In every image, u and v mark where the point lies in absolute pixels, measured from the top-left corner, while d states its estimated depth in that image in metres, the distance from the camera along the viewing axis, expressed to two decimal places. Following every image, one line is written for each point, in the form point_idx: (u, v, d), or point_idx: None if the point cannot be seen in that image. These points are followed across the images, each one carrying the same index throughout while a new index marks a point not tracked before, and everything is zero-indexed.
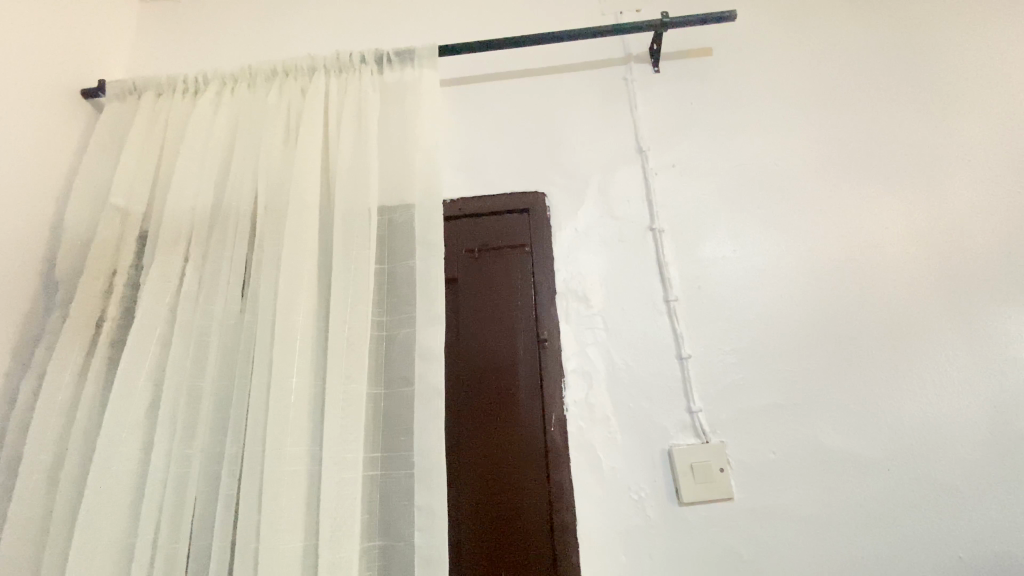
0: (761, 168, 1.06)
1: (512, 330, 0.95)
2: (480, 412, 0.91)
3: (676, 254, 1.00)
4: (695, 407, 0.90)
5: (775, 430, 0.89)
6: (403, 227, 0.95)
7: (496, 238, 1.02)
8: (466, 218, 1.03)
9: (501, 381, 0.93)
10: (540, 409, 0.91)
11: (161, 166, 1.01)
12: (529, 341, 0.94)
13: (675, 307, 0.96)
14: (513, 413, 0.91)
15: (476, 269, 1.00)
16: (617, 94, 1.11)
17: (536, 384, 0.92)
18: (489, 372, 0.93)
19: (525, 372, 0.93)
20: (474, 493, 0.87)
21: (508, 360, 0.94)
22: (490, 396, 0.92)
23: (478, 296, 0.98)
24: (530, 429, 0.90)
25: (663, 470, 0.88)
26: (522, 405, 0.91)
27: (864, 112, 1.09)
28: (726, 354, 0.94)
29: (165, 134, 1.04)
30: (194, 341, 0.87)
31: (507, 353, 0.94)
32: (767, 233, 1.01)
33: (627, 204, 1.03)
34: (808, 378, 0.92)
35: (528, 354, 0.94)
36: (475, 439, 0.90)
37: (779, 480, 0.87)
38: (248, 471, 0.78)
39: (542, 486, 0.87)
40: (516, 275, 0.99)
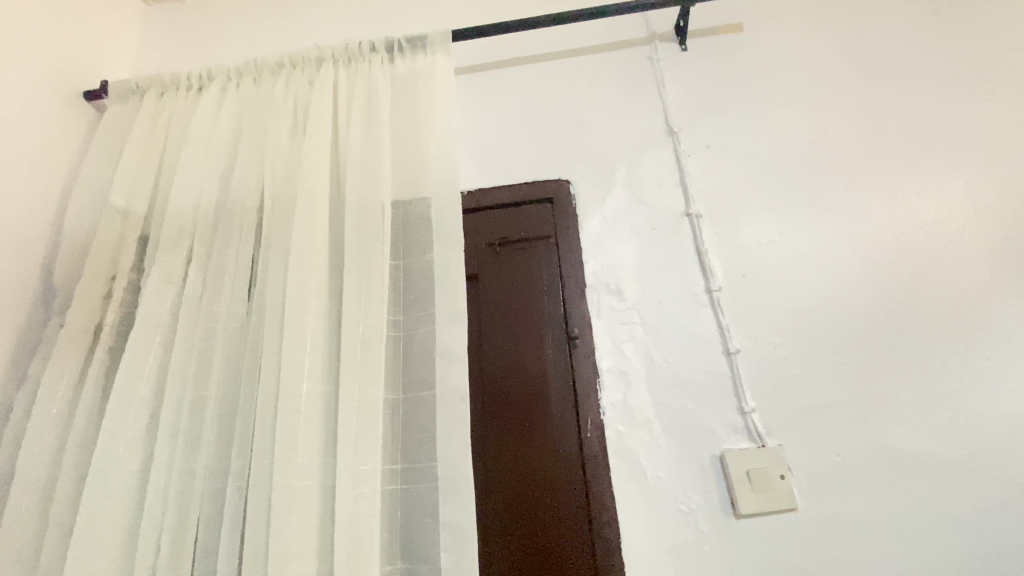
0: (803, 146, 0.98)
1: (539, 328, 0.87)
2: (507, 418, 0.83)
3: (715, 240, 0.91)
4: (747, 408, 0.81)
5: (840, 432, 0.80)
6: (419, 220, 0.88)
7: (518, 230, 0.94)
8: (486, 210, 0.97)
9: (529, 383, 0.84)
10: (572, 413, 0.82)
11: (163, 164, 0.96)
12: (559, 339, 0.86)
13: (718, 298, 0.88)
14: (544, 418, 0.82)
15: (498, 263, 0.92)
16: (642, 75, 1.04)
17: (567, 385, 0.84)
18: (515, 374, 0.85)
19: (554, 373, 0.85)
20: (505, 508, 0.79)
21: (535, 360, 0.86)
22: (517, 400, 0.84)
23: (501, 293, 0.90)
24: (563, 435, 0.81)
25: (715, 479, 0.78)
26: (553, 409, 0.83)
27: (912, 83, 1.01)
28: (778, 348, 0.84)
29: (168, 132, 0.99)
30: (197, 346, 0.80)
31: (534, 353, 0.86)
32: (814, 215, 0.93)
33: (659, 189, 0.95)
34: (872, 372, 0.83)
35: (557, 353, 0.86)
36: (503, 448, 0.82)
37: (847, 487, 0.77)
38: (254, 487, 0.71)
39: (579, 498, 0.78)
40: (542, 268, 0.91)
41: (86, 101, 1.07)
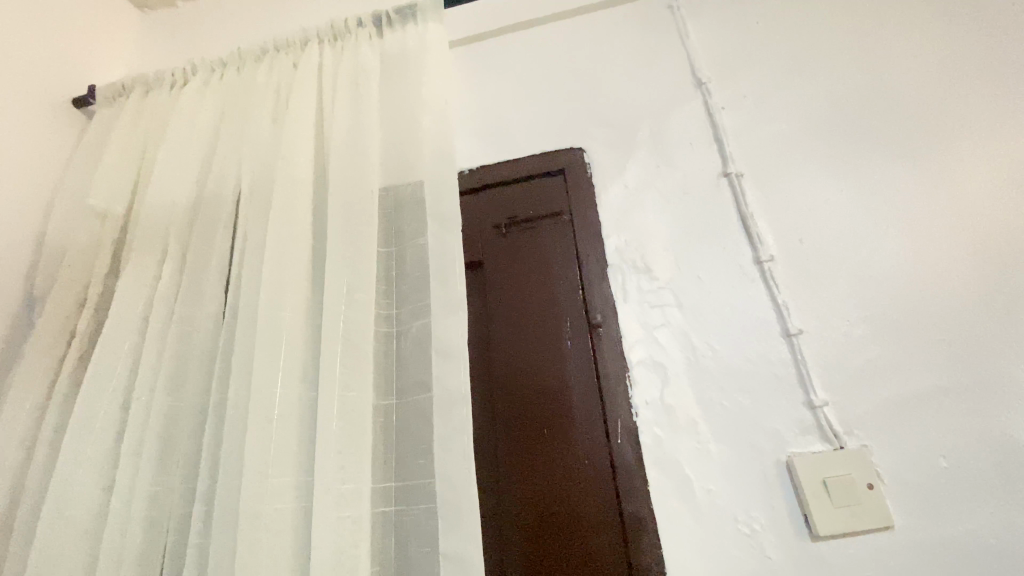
0: (861, 87, 0.82)
1: (552, 318, 0.75)
2: (518, 426, 0.70)
3: (762, 203, 0.77)
4: (818, 401, 0.65)
5: (942, 426, 0.63)
6: (412, 197, 0.79)
7: (521, 207, 0.82)
8: (485, 190, 0.85)
9: (543, 383, 0.71)
10: (594, 414, 0.69)
11: (144, 163, 0.90)
12: (574, 328, 0.73)
13: (771, 270, 0.72)
14: (560, 423, 0.69)
15: (500, 246, 0.80)
16: (661, 26, 0.92)
17: (588, 381, 0.70)
18: (526, 374, 0.72)
19: (571, 368, 0.71)
20: (521, 531, 0.65)
21: (549, 355, 0.73)
22: (530, 403, 0.71)
23: (509, 279, 0.78)
24: (585, 443, 0.68)
25: (783, 491, 0.62)
26: (571, 412, 0.69)
27: (991, 2, 0.84)
28: (852, 326, 0.68)
29: (151, 130, 0.93)
30: (165, 352, 0.71)
31: (547, 347, 0.73)
32: (883, 164, 0.76)
33: (690, 150, 0.81)
34: (983, 348, 0.65)
35: (572, 345, 0.73)
36: (516, 461, 0.69)
37: (962, 497, 0.60)
38: (221, 512, 0.60)
39: (608, 518, 0.64)
40: (552, 248, 0.79)
41: (75, 108, 1.02)
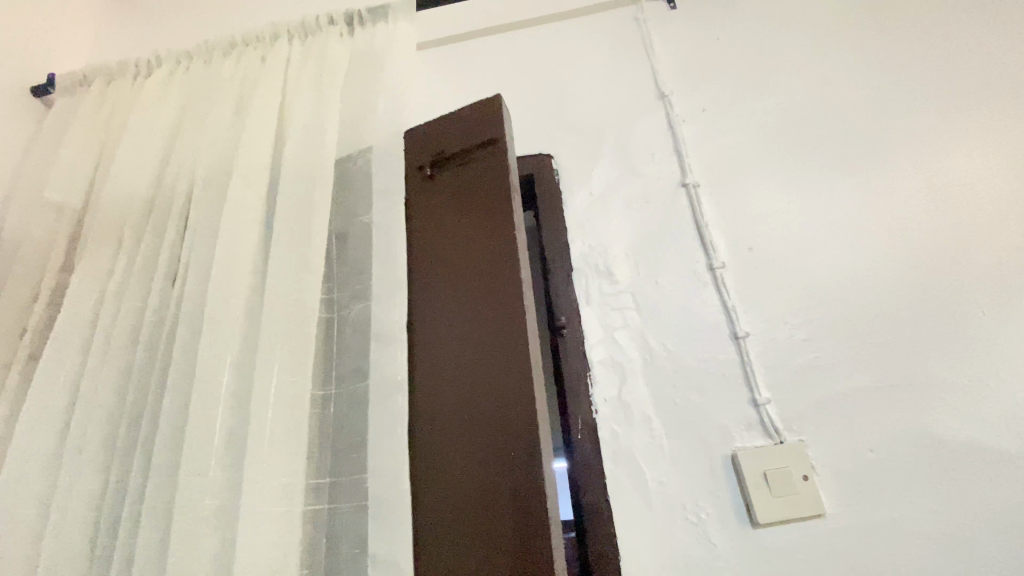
0: (811, 103, 0.87)
1: (481, 287, 0.63)
2: (441, 415, 0.60)
3: (717, 211, 0.81)
4: (761, 399, 0.70)
5: (870, 420, 0.69)
6: (361, 185, 0.77)
7: (453, 163, 0.71)
8: (416, 149, 0.75)
9: (468, 362, 0.61)
10: (520, 400, 0.56)
11: (104, 155, 0.89)
12: (504, 297, 0.61)
13: (722, 276, 0.77)
14: (483, 409, 0.58)
15: (431, 211, 0.70)
16: (627, 37, 0.96)
17: (515, 361, 0.58)
18: (452, 353, 0.62)
19: (499, 346, 0.59)
20: (453, 527, 0.56)
21: (475, 329, 0.61)
22: (453, 387, 0.61)
23: (452, 235, 0.67)
24: (508, 431, 0.56)
25: (727, 482, 0.67)
26: (495, 397, 0.58)
27: (927, 28, 0.91)
28: (793, 329, 0.74)
29: (113, 122, 0.91)
30: (118, 347, 0.71)
31: (473, 321, 0.62)
32: (828, 177, 0.82)
33: (652, 159, 0.85)
34: (908, 351, 0.71)
35: (502, 316, 0.60)
36: (436, 454, 0.59)
37: (884, 486, 0.66)
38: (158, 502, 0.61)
39: (531, 523, 0.52)
40: (482, 205, 0.66)
41: (33, 96, 1.00)
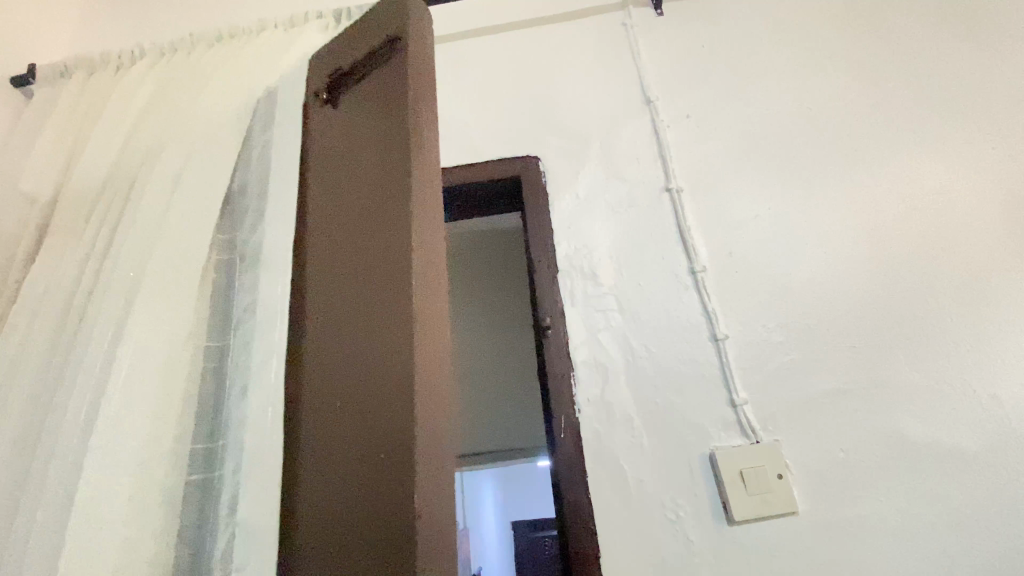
0: (792, 112, 0.89)
1: (381, 242, 0.55)
2: (344, 385, 0.55)
3: (699, 216, 0.83)
4: (738, 400, 0.72)
5: (845, 421, 0.71)
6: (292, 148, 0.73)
7: (371, 106, 0.63)
8: (348, 100, 0.68)
9: (367, 326, 0.54)
10: (401, 367, 0.48)
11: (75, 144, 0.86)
12: (395, 250, 0.52)
13: (703, 280, 0.79)
14: (375, 379, 0.51)
15: (353, 166, 0.64)
16: (615, 41, 0.97)
17: (400, 321, 0.50)
18: (356, 316, 0.56)
19: (383, 253, 0.54)
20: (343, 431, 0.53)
21: (374, 288, 0.54)
22: (354, 355, 0.55)
23: (350, 145, 0.66)
24: (389, 404, 0.48)
25: (705, 481, 0.69)
26: (384, 364, 0.50)
27: (903, 41, 0.93)
28: (771, 332, 0.76)
29: (91, 112, 0.89)
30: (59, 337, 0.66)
31: (374, 279, 0.55)
32: (807, 184, 0.84)
33: (637, 163, 0.87)
34: (879, 355, 0.74)
35: (393, 271, 0.52)
36: (330, 380, 0.57)
37: (854, 485, 0.68)
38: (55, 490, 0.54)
39: (401, 509, 0.44)
40: (389, 147, 0.58)
41: (14, 88, 0.98)
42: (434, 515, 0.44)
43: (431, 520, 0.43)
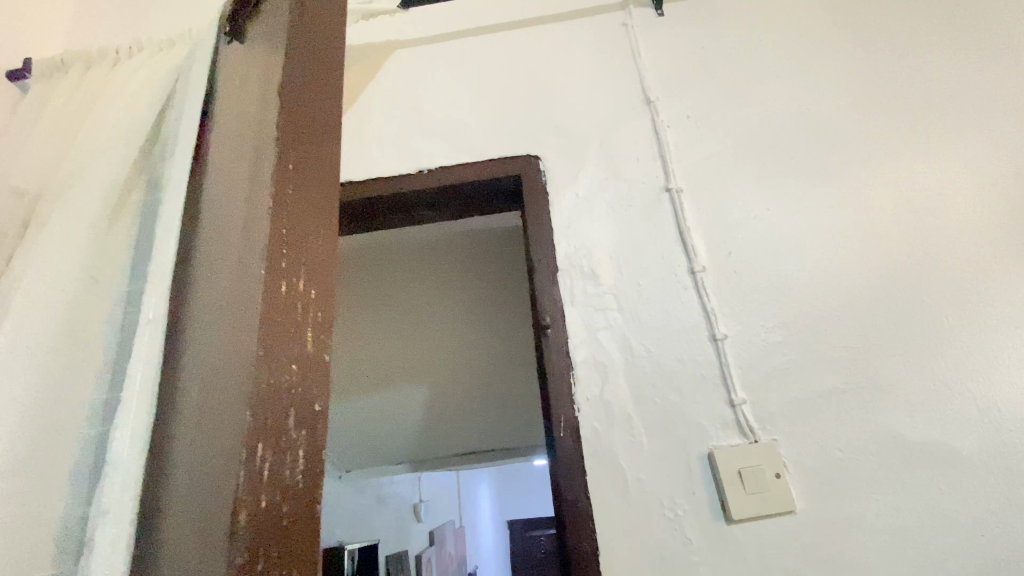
0: (790, 113, 0.90)
1: (251, 181, 0.46)
2: (203, 348, 0.45)
3: (699, 216, 0.83)
4: (737, 399, 0.73)
5: (842, 422, 0.72)
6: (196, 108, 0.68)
7: (261, 44, 0.57)
8: (248, 44, 0.62)
9: (226, 276, 0.45)
10: (248, 314, 0.39)
11: (64, 136, 0.83)
12: (258, 184, 0.44)
13: (702, 280, 0.79)
14: (225, 335, 0.42)
15: (239, 109, 0.56)
16: (615, 41, 0.97)
17: (253, 260, 0.41)
18: (218, 269, 0.47)
19: (249, 197, 0.46)
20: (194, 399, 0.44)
21: (237, 234, 0.46)
22: (214, 311, 0.46)
23: (241, 91, 0.58)
24: (234, 359, 0.39)
25: (703, 480, 0.70)
26: (235, 316, 0.41)
27: (900, 42, 0.94)
28: (770, 332, 0.76)
29: (82, 104, 0.86)
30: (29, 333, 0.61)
31: (241, 220, 0.46)
32: (805, 185, 0.85)
33: (637, 163, 0.87)
34: (876, 355, 0.74)
35: (253, 208, 0.44)
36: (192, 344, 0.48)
37: (851, 484, 0.69)
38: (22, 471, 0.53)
39: (225, 486, 0.34)
40: (267, 77, 0.50)
41: (9, 81, 0.97)
42: (271, 492, 0.34)
43: (264, 498, 0.34)
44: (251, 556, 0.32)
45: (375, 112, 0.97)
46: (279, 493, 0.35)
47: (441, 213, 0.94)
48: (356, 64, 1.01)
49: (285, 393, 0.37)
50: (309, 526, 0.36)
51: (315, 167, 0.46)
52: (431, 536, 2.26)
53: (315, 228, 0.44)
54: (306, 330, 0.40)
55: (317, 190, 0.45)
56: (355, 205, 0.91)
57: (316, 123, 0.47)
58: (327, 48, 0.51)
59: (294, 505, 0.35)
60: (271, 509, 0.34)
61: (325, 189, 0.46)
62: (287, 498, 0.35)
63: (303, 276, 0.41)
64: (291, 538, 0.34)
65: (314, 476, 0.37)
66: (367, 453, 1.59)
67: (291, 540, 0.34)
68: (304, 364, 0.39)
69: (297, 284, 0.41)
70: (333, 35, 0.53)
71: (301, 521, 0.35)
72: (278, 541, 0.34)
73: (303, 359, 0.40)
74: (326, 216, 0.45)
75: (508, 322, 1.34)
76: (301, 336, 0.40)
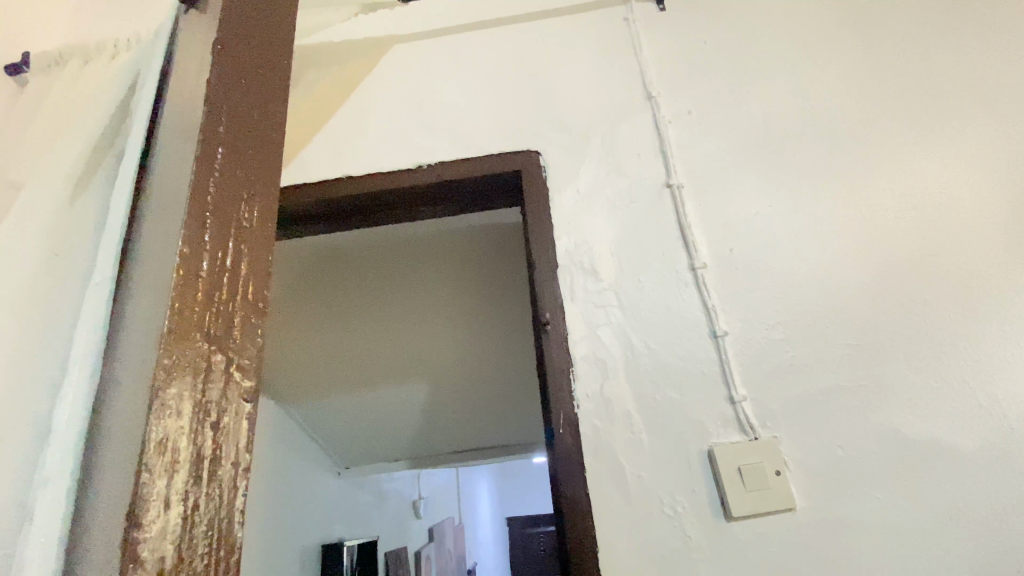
0: (792, 110, 0.89)
1: (179, 162, 0.44)
2: (130, 331, 0.43)
3: (700, 213, 0.83)
4: (738, 396, 0.72)
5: (844, 419, 0.71)
6: (156, 74, 0.62)
7: (201, 16, 0.55)
8: (190, 18, 0.59)
9: (152, 256, 0.43)
10: (162, 295, 0.37)
11: (52, 126, 0.81)
12: (184, 161, 0.43)
13: (703, 277, 0.79)
14: (144, 318, 0.40)
15: (178, 83, 0.54)
16: (617, 37, 0.97)
17: (172, 238, 0.39)
18: (147, 249, 0.45)
19: (176, 176, 0.43)
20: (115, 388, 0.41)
21: (164, 215, 0.43)
22: (140, 291, 0.44)
23: (180, 68, 0.55)
24: (147, 344, 0.37)
25: (704, 477, 0.69)
26: (152, 298, 0.39)
27: (904, 39, 0.93)
28: (771, 330, 0.76)
29: (74, 96, 0.84)
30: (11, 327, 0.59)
31: (169, 200, 0.43)
32: (808, 182, 0.84)
33: (638, 159, 0.87)
34: (880, 352, 0.74)
35: (177, 185, 0.42)
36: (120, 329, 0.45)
37: (852, 482, 0.68)
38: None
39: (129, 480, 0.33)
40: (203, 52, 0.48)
41: (7, 75, 0.96)
42: (182, 489, 0.33)
43: (174, 494, 0.33)
44: (154, 557, 0.31)
45: (375, 107, 0.96)
46: (193, 489, 0.34)
47: (441, 208, 0.94)
48: (356, 59, 1.00)
49: (204, 381, 0.36)
50: (227, 524, 0.35)
51: (246, 150, 0.45)
52: (430, 533, 2.26)
53: (245, 209, 0.43)
54: (232, 315, 0.40)
55: (249, 171, 0.45)
56: (354, 200, 0.91)
57: (250, 102, 0.47)
58: (267, 34, 0.51)
59: (210, 502, 0.35)
60: (182, 506, 0.33)
61: (258, 172, 0.46)
62: (201, 494, 0.34)
63: (229, 258, 0.41)
64: (203, 536, 0.34)
65: (239, 472, 0.37)
66: (369, 447, 1.59)
67: (203, 538, 0.34)
68: (227, 352, 0.39)
69: (224, 266, 0.40)
70: (277, 20, 0.53)
71: (217, 519, 0.35)
72: (187, 540, 0.33)
73: (226, 348, 0.39)
74: (258, 198, 0.45)
75: (506, 306, 1.31)
76: (226, 323, 0.39)
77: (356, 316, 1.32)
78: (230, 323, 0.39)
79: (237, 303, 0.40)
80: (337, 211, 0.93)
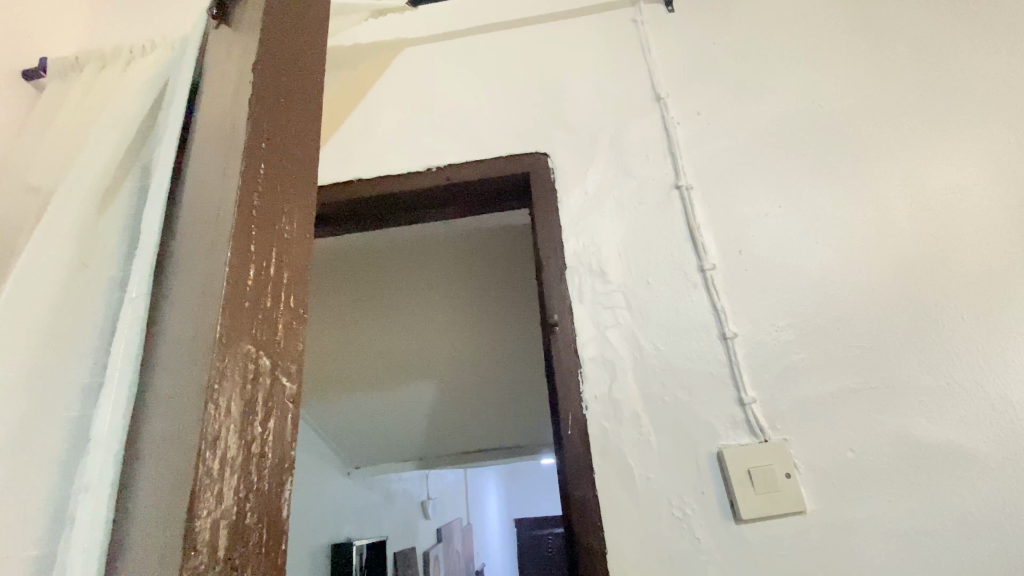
0: (801, 110, 0.89)
1: (220, 172, 0.44)
2: (170, 343, 0.43)
3: (709, 213, 0.83)
4: (747, 398, 0.72)
5: (853, 422, 0.71)
6: (186, 85, 0.63)
7: (233, 34, 0.56)
8: (221, 32, 0.61)
9: (192, 268, 0.44)
10: (212, 302, 0.37)
11: (71, 131, 0.83)
12: (226, 173, 0.43)
13: (712, 278, 0.79)
14: (188, 327, 0.40)
15: (210, 99, 0.55)
16: (626, 38, 0.97)
17: (218, 247, 0.39)
18: (187, 261, 0.46)
19: (216, 187, 0.44)
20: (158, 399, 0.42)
21: (204, 225, 0.44)
22: (180, 303, 0.44)
23: (214, 84, 0.57)
24: (195, 350, 0.37)
25: (713, 479, 0.69)
26: (197, 306, 0.40)
27: (914, 36, 0.93)
28: (779, 331, 0.75)
29: (92, 100, 0.86)
30: None
31: (212, 209, 0.43)
32: (818, 181, 0.84)
33: (646, 160, 0.87)
34: (891, 355, 0.73)
35: (220, 197, 0.42)
36: (163, 340, 0.45)
37: (862, 485, 0.68)
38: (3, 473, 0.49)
39: (182, 479, 0.33)
40: (241, 64, 0.48)
41: (26, 80, 0.99)
42: (235, 484, 0.33)
43: (227, 489, 0.33)
44: (209, 548, 0.30)
45: (383, 109, 0.97)
46: (245, 483, 0.34)
47: (449, 210, 0.94)
48: (366, 62, 1.01)
49: (251, 383, 0.36)
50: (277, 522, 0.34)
51: (286, 158, 0.44)
52: (438, 533, 2.27)
53: (287, 219, 0.43)
54: (276, 319, 0.39)
55: (288, 180, 0.44)
56: (362, 203, 0.92)
57: (288, 111, 0.46)
58: (302, 41, 0.50)
59: (260, 498, 0.34)
60: (233, 500, 0.33)
61: (297, 179, 0.45)
62: (252, 489, 0.34)
63: (273, 266, 0.40)
64: (255, 530, 0.33)
65: (285, 469, 0.36)
66: (375, 445, 1.60)
67: (256, 532, 0.33)
68: (272, 356, 0.38)
69: (268, 273, 0.40)
70: (313, 31, 0.52)
71: (266, 516, 0.34)
72: (240, 533, 0.32)
73: (272, 351, 0.38)
74: (297, 205, 0.44)
75: (515, 307, 1.31)
76: (271, 327, 0.39)
77: (366, 319, 1.34)
78: (275, 327, 0.39)
79: (281, 310, 0.40)
80: (345, 214, 0.94)
